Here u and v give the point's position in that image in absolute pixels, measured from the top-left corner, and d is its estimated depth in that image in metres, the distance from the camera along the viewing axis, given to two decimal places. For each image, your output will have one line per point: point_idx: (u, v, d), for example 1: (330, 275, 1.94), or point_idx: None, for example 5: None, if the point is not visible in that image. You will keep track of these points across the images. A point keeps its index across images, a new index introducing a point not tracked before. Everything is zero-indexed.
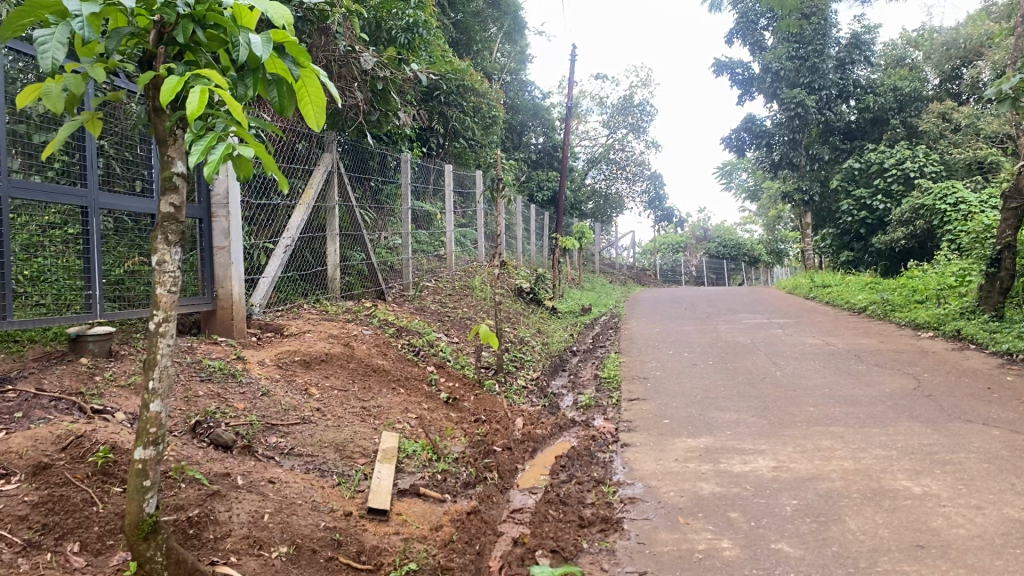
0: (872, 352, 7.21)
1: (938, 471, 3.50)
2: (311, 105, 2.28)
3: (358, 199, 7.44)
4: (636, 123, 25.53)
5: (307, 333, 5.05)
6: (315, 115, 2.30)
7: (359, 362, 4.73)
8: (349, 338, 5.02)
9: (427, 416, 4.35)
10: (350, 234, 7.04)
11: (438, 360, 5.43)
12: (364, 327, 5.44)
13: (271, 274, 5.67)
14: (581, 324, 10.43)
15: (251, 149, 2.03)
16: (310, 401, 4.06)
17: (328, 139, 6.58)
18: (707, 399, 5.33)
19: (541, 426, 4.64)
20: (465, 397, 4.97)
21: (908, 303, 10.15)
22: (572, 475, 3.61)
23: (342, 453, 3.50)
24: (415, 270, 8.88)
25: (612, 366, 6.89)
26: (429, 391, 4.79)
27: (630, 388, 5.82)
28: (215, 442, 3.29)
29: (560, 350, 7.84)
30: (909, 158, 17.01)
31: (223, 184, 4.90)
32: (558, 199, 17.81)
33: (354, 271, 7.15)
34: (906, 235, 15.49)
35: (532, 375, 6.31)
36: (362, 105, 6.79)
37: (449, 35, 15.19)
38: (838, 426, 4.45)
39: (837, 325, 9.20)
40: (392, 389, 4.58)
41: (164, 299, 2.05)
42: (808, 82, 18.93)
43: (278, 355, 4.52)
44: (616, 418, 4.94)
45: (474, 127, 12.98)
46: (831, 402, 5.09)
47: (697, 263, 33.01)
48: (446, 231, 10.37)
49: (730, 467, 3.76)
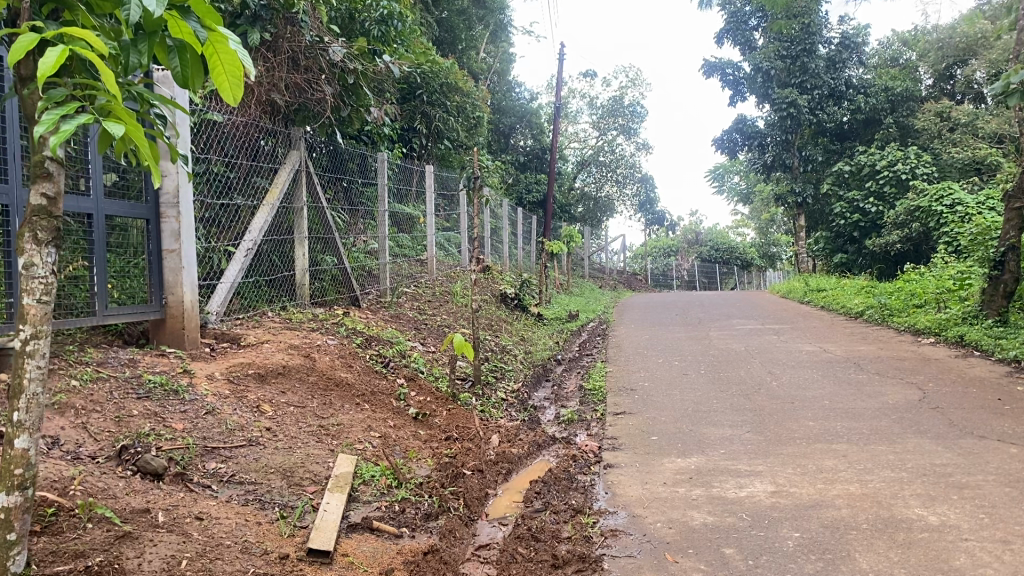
0: (871, 360, 6.87)
1: (955, 498, 3.15)
2: (226, 76, 1.84)
3: (330, 200, 7.06)
4: (625, 126, 25.27)
5: (266, 343, 4.66)
6: (231, 87, 1.84)
7: (321, 375, 4.34)
8: (312, 348, 4.63)
9: (392, 435, 3.96)
10: (321, 237, 6.66)
11: (410, 372, 5.05)
12: (330, 336, 5.05)
13: (230, 279, 5.28)
14: (568, 330, 10.07)
15: (128, 125, 1.65)
16: (260, 420, 3.68)
17: (296, 137, 6.21)
18: (699, 413, 4.97)
19: (518, 445, 4.28)
20: (437, 413, 4.58)
21: (906, 307, 9.83)
22: (547, 503, 3.25)
23: (289, 480, 3.14)
24: (394, 275, 8.52)
25: (598, 376, 6.53)
26: (397, 407, 4.40)
27: (617, 400, 5.46)
28: (143, 470, 2.90)
29: (544, 359, 7.47)
30: (901, 160, 16.72)
31: (173, 182, 4.56)
32: (547, 202, 17.45)
33: (327, 276, 6.77)
34: (901, 238, 15.21)
35: (512, 387, 5.95)
36: (332, 99, 6.41)
37: (433, 33, 14.90)
38: (841, 444, 4.09)
39: (833, 332, 8.86)
40: (356, 405, 4.19)
41: (32, 312, 1.68)
42: (799, 82, 18.78)
43: (229, 369, 4.12)
44: (600, 434, 4.58)
45: (458, 127, 12.66)
46: (833, 416, 4.74)
47: (688, 267, 32.74)
48: (428, 235, 10.00)
49: (724, 492, 3.39)
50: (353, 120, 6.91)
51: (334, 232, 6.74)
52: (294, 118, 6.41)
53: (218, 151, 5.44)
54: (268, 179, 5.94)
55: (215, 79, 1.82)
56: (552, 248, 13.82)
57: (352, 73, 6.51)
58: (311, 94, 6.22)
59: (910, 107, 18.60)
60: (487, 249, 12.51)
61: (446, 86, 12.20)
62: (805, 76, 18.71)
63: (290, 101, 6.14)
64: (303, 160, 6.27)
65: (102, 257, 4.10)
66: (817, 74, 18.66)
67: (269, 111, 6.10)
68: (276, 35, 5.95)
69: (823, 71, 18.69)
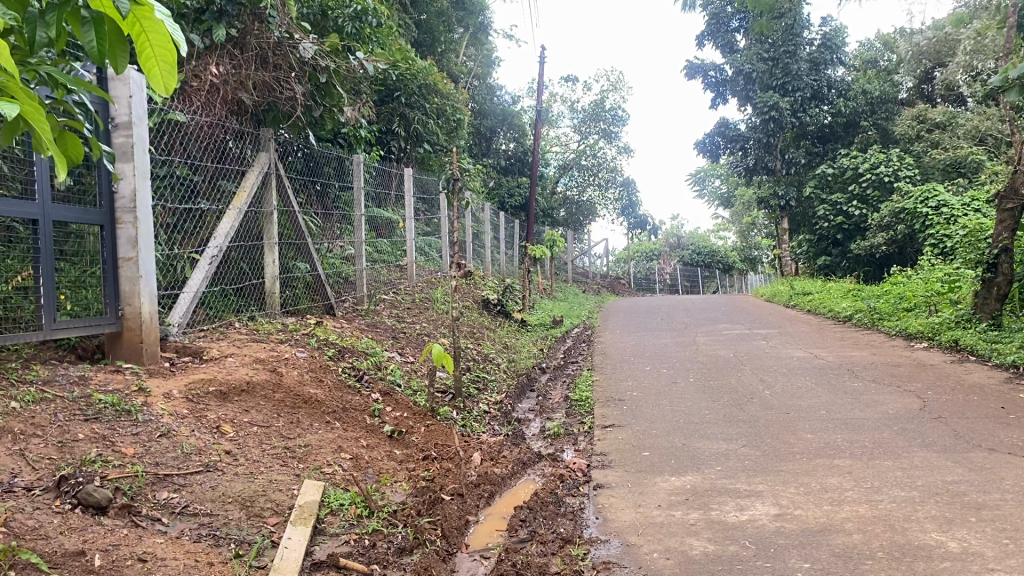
0: (865, 366, 6.65)
1: (973, 521, 2.92)
2: (156, 62, 1.52)
3: (302, 205, 6.76)
4: (607, 130, 25.12)
5: (230, 356, 4.37)
6: (161, 75, 1.51)
7: (288, 392, 4.05)
8: (279, 362, 4.35)
9: (365, 456, 3.69)
10: (293, 243, 6.37)
11: (385, 386, 4.76)
12: (299, 348, 4.76)
13: (193, 289, 4.98)
14: (552, 337, 9.81)
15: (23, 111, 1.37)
16: (220, 442, 3.38)
17: (264, 138, 5.91)
18: (691, 426, 4.71)
19: (500, 464, 4.01)
20: (414, 430, 4.29)
21: (895, 311, 9.65)
22: (533, 532, 2.99)
23: (249, 511, 2.85)
24: (371, 281, 8.22)
25: (584, 386, 6.27)
26: (371, 424, 4.12)
27: (605, 412, 5.20)
28: (85, 502, 2.60)
29: (528, 367, 7.19)
30: (884, 163, 16.61)
31: (129, 186, 4.22)
32: (529, 207, 17.18)
33: (300, 284, 6.47)
34: (886, 240, 15.03)
35: (495, 399, 5.68)
36: (303, 99, 6.01)
37: (411, 34, 14.64)
38: (845, 460, 3.84)
39: (823, 336, 8.65)
40: (326, 424, 3.90)
41: None
42: (782, 84, 18.65)
43: (189, 386, 3.83)
44: (588, 450, 4.31)
45: (438, 130, 12.41)
46: (832, 428, 4.49)
47: (671, 271, 32.62)
48: (407, 240, 9.71)
49: (723, 515, 3.13)
50: (326, 121, 6.60)
51: (307, 238, 6.45)
52: (263, 118, 6.09)
53: (181, 154, 5.15)
54: (236, 182, 5.65)
55: (143, 63, 1.50)
56: (535, 253, 13.55)
57: (325, 71, 6.17)
58: (282, 94, 5.88)
59: (889, 109, 18.76)
60: (468, 254, 12.25)
61: (425, 87, 11.95)
62: (787, 78, 18.60)
63: (259, 100, 5.81)
64: (273, 163, 5.96)
65: (50, 265, 3.79)
66: (800, 75, 18.56)
67: (237, 110, 5.78)
68: (244, 30, 5.70)
69: (805, 73, 18.59)
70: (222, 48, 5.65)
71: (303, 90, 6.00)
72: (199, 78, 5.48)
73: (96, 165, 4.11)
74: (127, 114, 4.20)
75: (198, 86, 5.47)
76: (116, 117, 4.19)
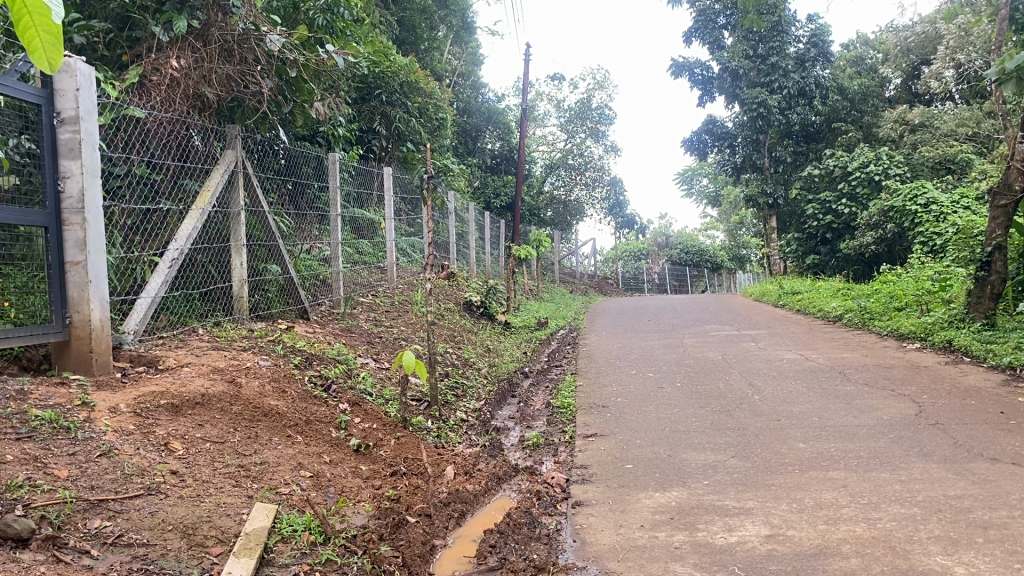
0: (858, 369, 6.43)
1: (980, 542, 2.69)
2: (36, 36, 1.17)
3: (273, 204, 6.48)
4: (594, 129, 24.91)
5: (187, 365, 4.10)
6: (47, 53, 1.19)
7: (247, 405, 3.79)
8: (238, 372, 4.08)
9: (327, 474, 3.43)
10: (263, 244, 6.10)
11: (355, 395, 4.49)
12: (262, 356, 4.49)
13: (151, 294, 4.69)
14: (537, 339, 9.57)
15: None
16: (167, 462, 3.12)
17: (230, 135, 5.63)
18: (677, 435, 4.46)
19: (474, 479, 3.77)
20: (383, 443, 4.03)
21: (886, 310, 9.45)
22: (503, 560, 2.77)
23: (191, 540, 2.60)
24: (348, 284, 7.94)
25: (567, 392, 6.02)
26: (336, 438, 3.86)
27: (587, 420, 4.95)
28: (3, 535, 2.33)
29: (510, 372, 6.94)
30: (873, 161, 16.41)
31: (77, 185, 3.94)
32: (515, 206, 16.92)
33: (271, 286, 6.21)
34: (875, 239, 14.86)
35: (473, 406, 5.44)
36: (270, 93, 5.76)
37: (392, 32, 14.45)
38: (839, 473, 3.61)
39: (814, 337, 8.43)
40: (286, 438, 3.64)
41: None
42: (769, 81, 18.39)
43: (138, 399, 3.56)
44: (568, 462, 4.08)
45: (420, 129, 12.16)
46: (826, 437, 4.26)
47: (659, 270, 32.44)
48: (388, 241, 9.44)
49: (711, 538, 2.89)
50: (297, 117, 6.33)
51: (277, 239, 6.18)
52: (230, 114, 5.82)
53: (138, 151, 4.88)
54: (199, 181, 5.37)
55: (23, 41, 1.14)
56: (520, 254, 13.31)
57: (293, 65, 5.86)
58: (248, 89, 5.59)
59: (870, 105, 18.73)
60: (452, 255, 12.01)
61: (406, 85, 11.73)
62: (774, 74, 18.31)
63: (223, 95, 5.53)
64: (241, 160, 5.69)
65: None
66: (788, 72, 18.24)
67: (200, 107, 5.50)
68: (207, 22, 5.42)
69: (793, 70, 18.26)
70: (184, 41, 5.38)
71: (272, 85, 5.72)
72: (159, 72, 5.20)
73: (40, 163, 3.83)
74: (74, 108, 3.93)
75: (158, 80, 5.20)
76: (62, 112, 3.93)
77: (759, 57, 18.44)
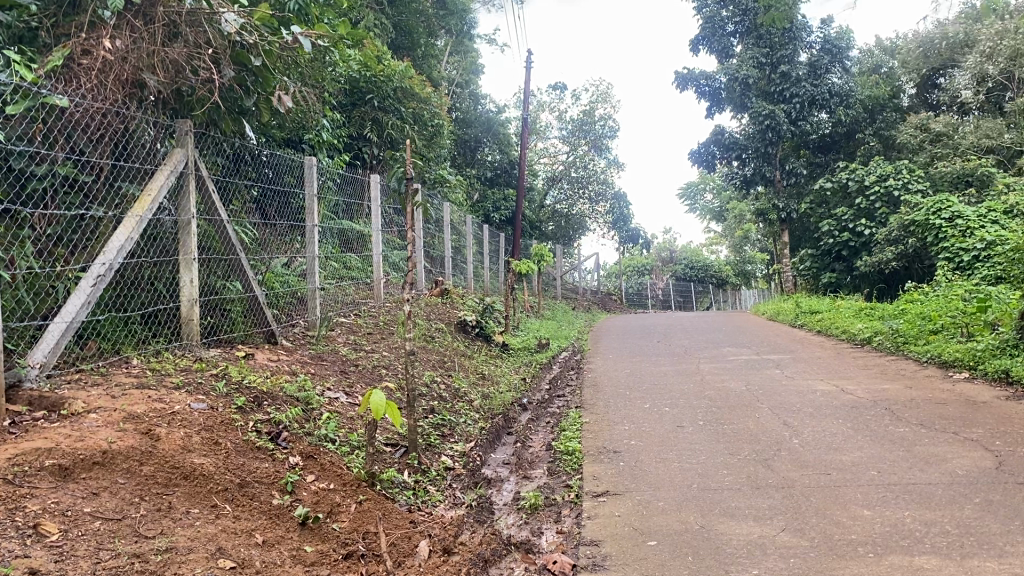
0: (906, 404, 5.57)
1: None
2: None
3: (234, 211, 5.64)
4: (597, 142, 24.24)
5: (97, 410, 3.22)
6: None
7: (162, 465, 2.93)
8: (160, 420, 3.22)
9: (256, 564, 2.60)
10: (220, 258, 5.28)
11: (309, 445, 3.63)
12: (197, 397, 3.62)
13: (69, 318, 3.83)
14: (538, 363, 8.74)
15: None
16: (26, 556, 2.26)
17: (181, 131, 4.79)
18: (707, 496, 3.62)
19: (451, 564, 2.94)
20: (339, 510, 3.20)
21: (920, 333, 8.60)
22: None
23: None
24: (327, 302, 7.11)
25: (571, 432, 5.17)
26: (277, 507, 3.02)
27: (596, 472, 4.11)
28: None
29: (506, 404, 6.13)
30: (893, 175, 15.47)
31: None
32: (515, 219, 16.09)
33: (232, 306, 5.39)
34: (895, 256, 13.92)
35: (461, 450, 4.61)
36: (228, 84, 4.93)
37: (387, 36, 13.90)
38: (928, 559, 2.77)
39: (844, 364, 7.59)
40: (206, 514, 2.79)
41: None
42: (780, 90, 17.52)
43: (13, 461, 2.70)
44: (575, 535, 3.24)
45: (416, 135, 11.47)
46: (895, 502, 3.42)
47: (664, 286, 31.57)
48: (376, 255, 8.63)
49: None
50: (263, 111, 5.49)
51: (238, 252, 5.36)
52: (182, 107, 4.99)
53: (59, 147, 4.06)
54: (141, 184, 4.54)
55: None
56: (520, 269, 12.48)
57: (256, 50, 5.00)
58: (198, 77, 4.74)
59: (887, 116, 17.94)
60: (448, 269, 11.21)
61: (401, 90, 11.06)
62: (786, 83, 17.46)
63: (170, 84, 4.68)
64: (192, 159, 4.86)
65: None
66: (800, 82, 17.38)
67: (139, 96, 4.63)
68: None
69: (804, 78, 17.39)
70: (122, 19, 4.52)
71: (229, 74, 4.88)
72: (90, 54, 4.32)
73: None
74: None
75: (88, 63, 4.32)
76: None
77: (770, 66, 17.59)
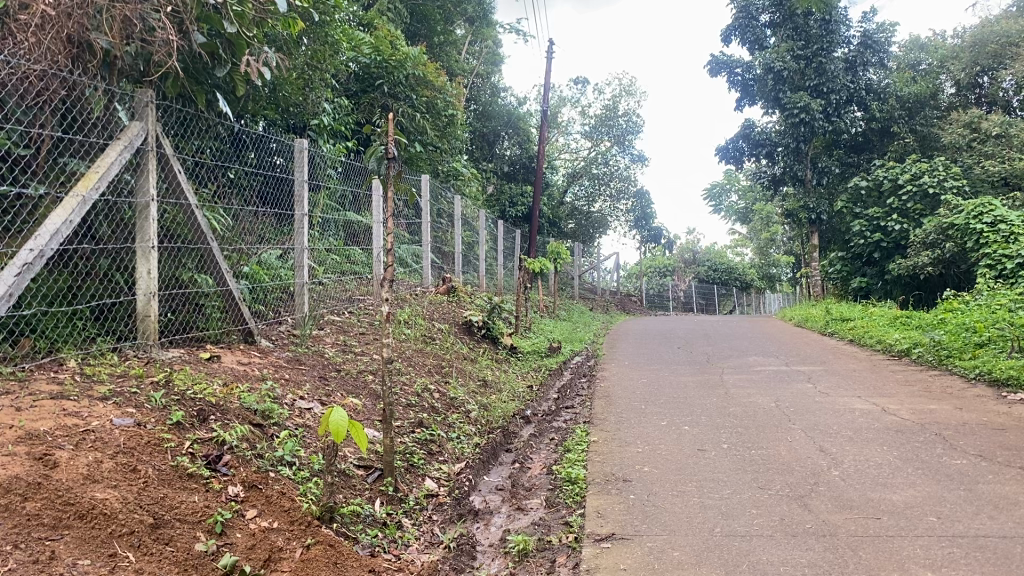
0: (960, 430, 4.88)
1: None
2: None
3: (214, 195, 5.10)
4: (620, 138, 23.48)
5: None
6: None
7: (52, 500, 2.34)
8: (67, 443, 2.63)
9: None
10: (190, 248, 4.70)
11: (257, 472, 3.05)
12: (125, 412, 3.04)
13: None
14: (547, 369, 8.13)
15: None
16: None
17: (140, 104, 4.20)
18: (732, 544, 3.00)
19: None
20: (279, 558, 2.61)
21: (965, 348, 7.84)
22: None
23: None
24: (320, 298, 6.52)
25: (577, 453, 4.55)
26: (196, 557, 2.43)
27: (601, 507, 3.49)
28: None
29: (506, 416, 5.53)
30: (927, 173, 14.72)
31: None
32: (532, 214, 15.45)
33: (205, 301, 4.83)
34: (932, 260, 13.15)
35: (447, 474, 4.01)
36: (195, 48, 4.40)
37: (402, 22, 13.38)
38: None
39: (885, 380, 6.88)
40: (93, 568, 2.20)
41: None
42: (815, 84, 16.69)
43: None
44: None
45: (430, 126, 10.91)
46: (965, 564, 2.75)
47: (685, 288, 30.76)
48: (377, 251, 7.94)
49: None
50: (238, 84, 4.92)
51: (211, 241, 4.79)
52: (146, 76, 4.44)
53: None
54: (89, 161, 3.96)
55: None
56: (534, 269, 11.82)
57: (227, 12, 4.48)
58: (155, 39, 4.19)
59: (926, 116, 16.88)
60: (457, 265, 10.63)
61: (414, 78, 10.43)
62: (822, 78, 16.64)
63: (124, 49, 4.11)
64: (153, 135, 4.27)
65: None
66: (837, 76, 16.63)
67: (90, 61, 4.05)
68: None
69: (841, 73, 16.65)
70: None
71: (198, 39, 4.35)
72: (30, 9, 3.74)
73: None
74: None
75: (27, 19, 3.73)
76: None
77: (805, 59, 16.84)
